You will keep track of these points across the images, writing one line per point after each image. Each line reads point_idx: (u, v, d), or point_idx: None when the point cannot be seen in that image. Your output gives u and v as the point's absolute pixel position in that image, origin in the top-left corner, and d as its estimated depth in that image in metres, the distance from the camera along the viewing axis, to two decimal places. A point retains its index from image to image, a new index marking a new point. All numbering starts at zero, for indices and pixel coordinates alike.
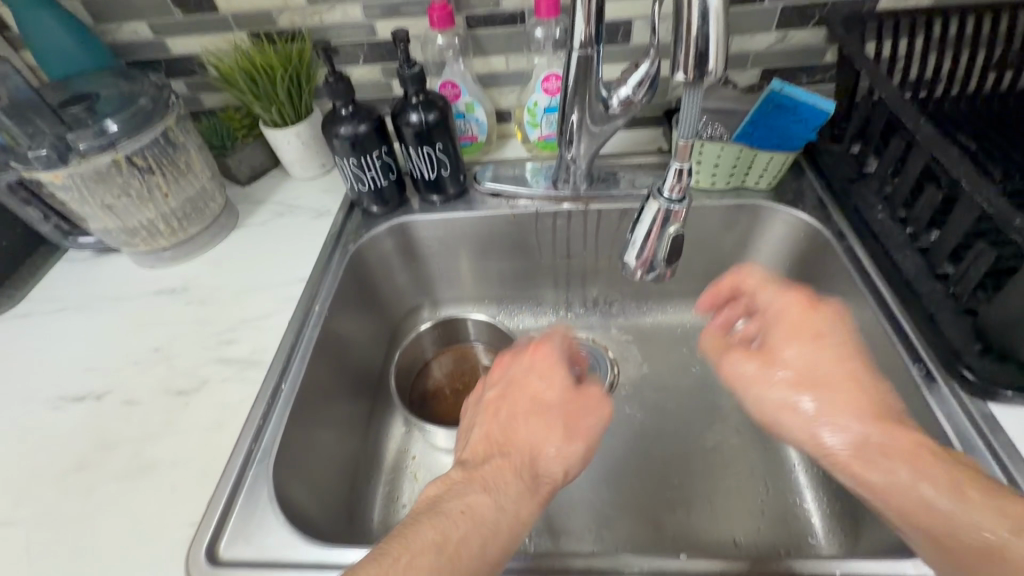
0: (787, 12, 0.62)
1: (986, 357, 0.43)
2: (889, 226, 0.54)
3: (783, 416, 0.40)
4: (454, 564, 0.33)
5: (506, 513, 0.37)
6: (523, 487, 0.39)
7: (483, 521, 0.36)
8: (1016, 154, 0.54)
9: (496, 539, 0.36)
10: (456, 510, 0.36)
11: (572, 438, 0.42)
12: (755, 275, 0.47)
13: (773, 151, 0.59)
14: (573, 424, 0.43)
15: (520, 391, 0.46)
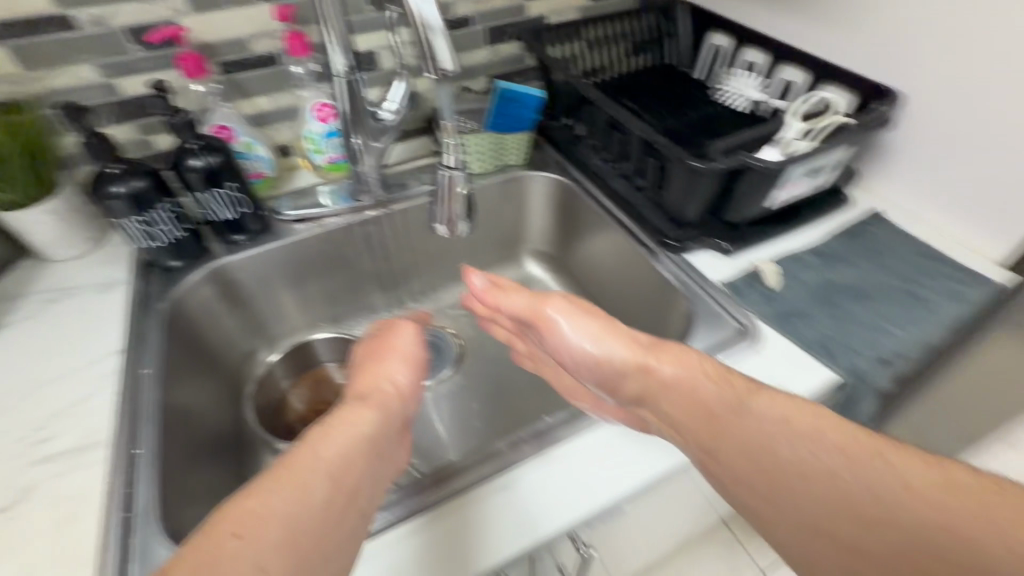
0: (490, 32, 0.81)
1: (676, 228, 0.67)
2: (602, 165, 0.76)
3: (590, 362, 0.48)
4: (299, 467, 0.37)
5: (359, 438, 0.42)
6: (372, 413, 0.44)
7: (339, 445, 0.40)
8: (654, 104, 0.82)
9: (353, 459, 0.40)
10: (314, 442, 0.39)
11: (410, 375, 0.50)
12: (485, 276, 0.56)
13: (515, 132, 0.77)
14: (410, 364, 0.51)
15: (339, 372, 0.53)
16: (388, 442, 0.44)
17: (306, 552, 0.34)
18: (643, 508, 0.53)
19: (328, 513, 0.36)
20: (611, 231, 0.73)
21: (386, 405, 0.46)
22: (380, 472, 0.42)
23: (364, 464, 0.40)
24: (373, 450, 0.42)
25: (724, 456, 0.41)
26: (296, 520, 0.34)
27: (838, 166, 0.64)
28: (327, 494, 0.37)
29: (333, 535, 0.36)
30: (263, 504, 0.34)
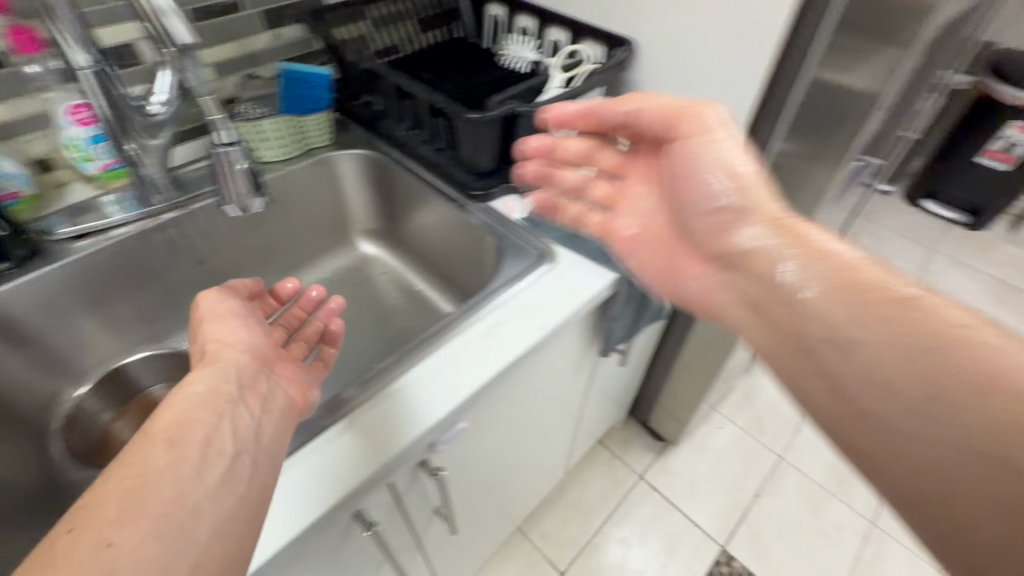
0: (266, 16, 0.80)
1: (478, 180, 0.74)
2: (405, 135, 0.80)
3: (694, 195, 0.51)
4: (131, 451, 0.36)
5: (199, 399, 0.40)
6: (210, 371, 0.43)
7: (176, 412, 0.39)
8: (447, 73, 0.88)
9: (196, 417, 0.39)
10: (150, 420, 0.38)
11: (247, 330, 0.49)
12: (564, 108, 0.58)
13: (313, 113, 0.77)
14: (245, 322, 0.50)
15: None
16: (241, 385, 0.44)
17: (168, 510, 0.33)
18: (489, 406, 0.60)
19: (183, 472, 0.35)
20: (426, 195, 0.78)
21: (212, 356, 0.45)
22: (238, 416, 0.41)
23: (210, 418, 0.40)
24: (220, 402, 0.41)
25: (865, 348, 0.39)
26: (144, 489, 0.34)
27: None
28: (170, 456, 0.36)
29: (195, 488, 0.35)
30: (101, 494, 0.33)
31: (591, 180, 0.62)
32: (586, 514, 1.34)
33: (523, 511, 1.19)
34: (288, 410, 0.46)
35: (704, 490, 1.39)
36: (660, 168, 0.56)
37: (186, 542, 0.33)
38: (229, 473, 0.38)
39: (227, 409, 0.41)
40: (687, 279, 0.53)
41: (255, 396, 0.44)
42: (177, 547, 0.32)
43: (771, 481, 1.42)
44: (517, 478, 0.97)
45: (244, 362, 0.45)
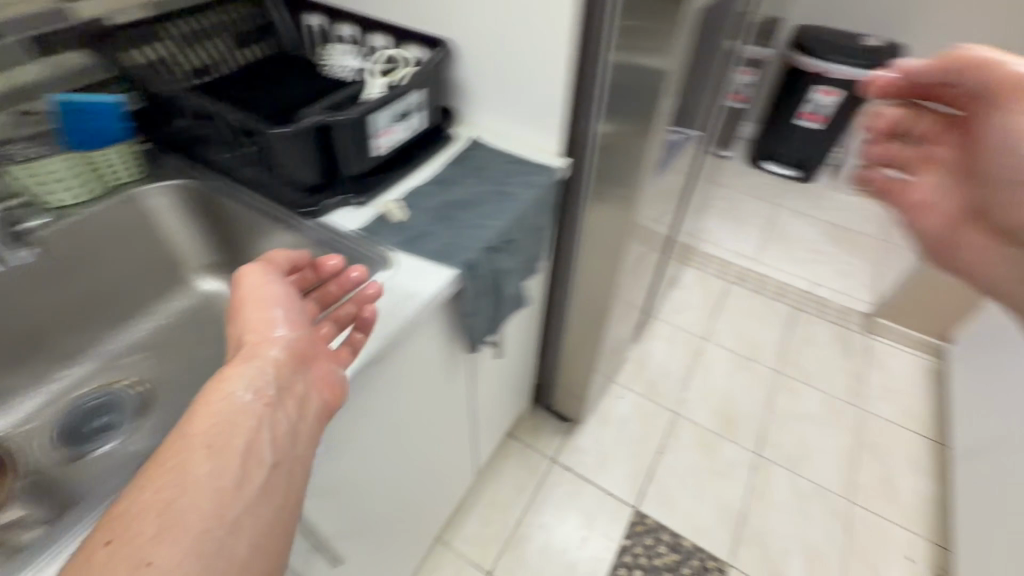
0: (32, 45, 0.73)
1: (305, 195, 0.71)
2: (223, 158, 0.75)
3: (996, 131, 0.64)
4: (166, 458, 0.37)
5: (239, 403, 0.41)
6: (256, 364, 0.43)
7: (213, 419, 0.40)
8: (272, 88, 0.84)
9: (237, 425, 0.40)
10: (189, 423, 0.39)
11: (289, 316, 0.47)
12: (886, 76, 0.74)
13: (104, 147, 0.70)
14: (291, 303, 0.49)
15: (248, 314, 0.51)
16: (280, 387, 0.43)
17: (206, 523, 0.36)
18: (338, 423, 0.58)
19: (223, 481, 0.38)
20: (256, 217, 0.74)
21: (255, 353, 0.44)
22: (274, 421, 0.42)
23: (261, 422, 0.41)
24: (264, 405, 0.42)
25: (1011, 208, 0.63)
26: (183, 504, 0.35)
27: (422, 108, 0.77)
28: (209, 466, 0.38)
29: (235, 499, 0.37)
30: (135, 503, 0.35)
31: (906, 149, 0.77)
32: (507, 507, 1.36)
33: (440, 520, 1.18)
34: (323, 411, 0.47)
35: (613, 459, 1.47)
36: (969, 140, 0.68)
37: (226, 560, 0.36)
38: (264, 481, 0.40)
39: (280, 412, 0.43)
40: (924, 217, 0.74)
41: (296, 394, 0.45)
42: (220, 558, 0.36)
43: (671, 436, 1.54)
44: (419, 491, 0.96)
45: (286, 359, 0.44)
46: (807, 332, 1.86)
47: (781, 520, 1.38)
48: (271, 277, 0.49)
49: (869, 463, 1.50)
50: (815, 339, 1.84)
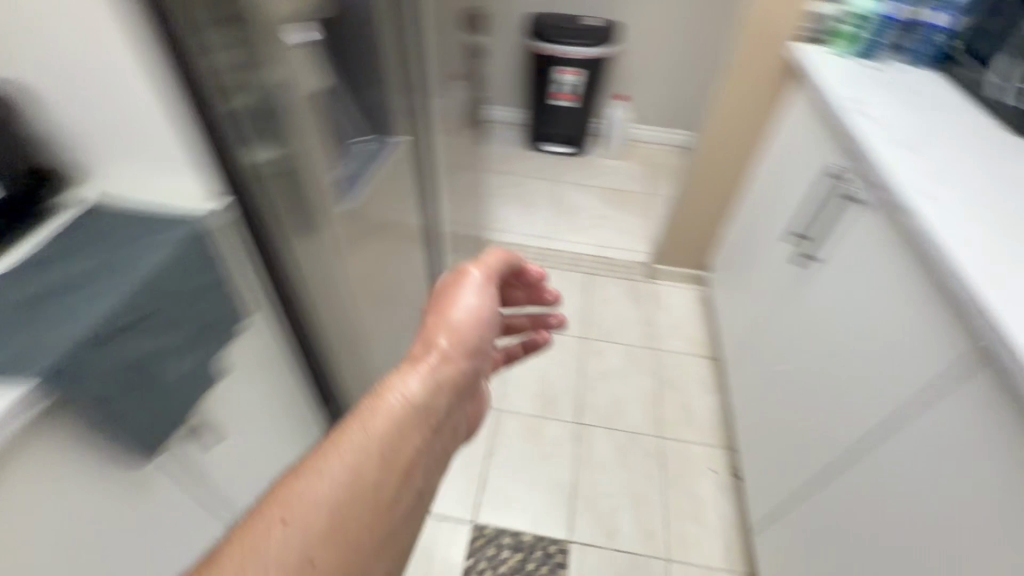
0: None
1: None
2: None
3: None
4: (352, 465, 0.51)
5: (410, 412, 0.56)
6: (422, 375, 0.58)
7: (373, 430, 0.53)
8: None
9: (391, 438, 0.54)
10: (365, 410, 0.55)
11: (469, 323, 0.64)
12: None
13: None
14: (482, 325, 0.65)
15: (434, 307, 0.65)
16: (443, 413, 0.59)
17: (335, 527, 0.48)
18: None
19: (373, 483, 0.51)
20: None
21: (444, 381, 0.59)
22: (447, 421, 0.60)
23: (459, 370, 0.61)
24: (416, 424, 0.56)
25: None
26: (333, 504, 0.49)
27: None
28: (376, 473, 0.52)
29: (386, 513, 0.52)
30: (306, 502, 0.48)
31: None
32: None
33: None
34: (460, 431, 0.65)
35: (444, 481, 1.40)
36: None
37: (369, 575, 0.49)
38: (402, 493, 0.53)
39: (461, 371, 0.61)
40: None
41: (455, 388, 0.61)
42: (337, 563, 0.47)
43: (495, 436, 1.53)
44: None
45: (445, 379, 0.59)
46: (603, 293, 2.01)
47: (607, 482, 1.44)
48: (471, 291, 0.66)
49: (670, 398, 1.66)
50: (611, 299, 1.99)
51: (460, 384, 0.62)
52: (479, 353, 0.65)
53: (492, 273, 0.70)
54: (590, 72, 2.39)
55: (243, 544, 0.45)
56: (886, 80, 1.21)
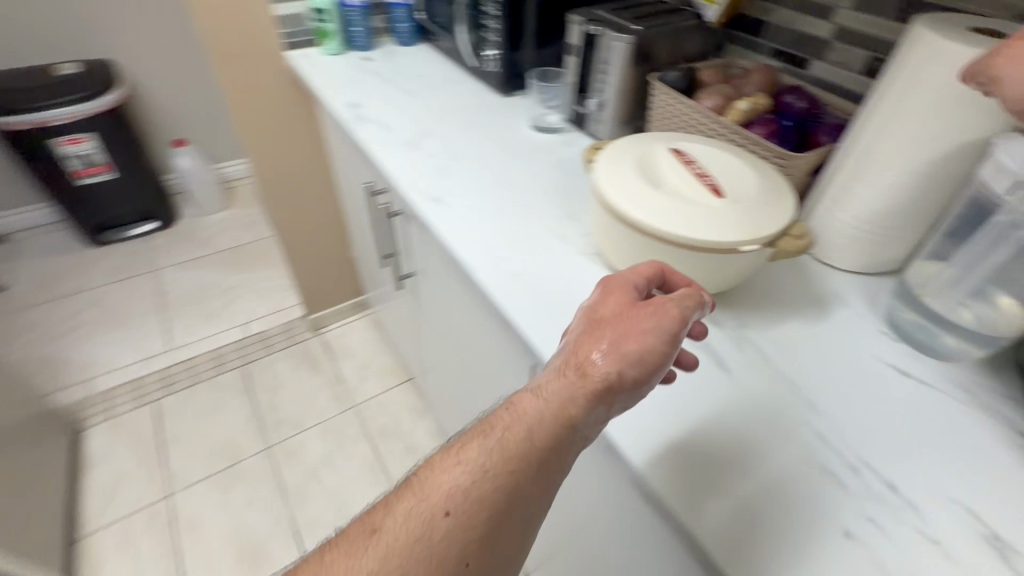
0: None
1: None
2: None
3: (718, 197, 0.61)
4: (479, 480, 0.47)
5: (517, 456, 0.48)
6: (544, 411, 0.48)
7: (490, 468, 0.47)
8: None
9: (465, 524, 0.46)
10: (502, 427, 0.49)
11: (610, 360, 0.48)
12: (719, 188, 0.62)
13: None
14: (622, 346, 0.48)
15: (612, 304, 0.52)
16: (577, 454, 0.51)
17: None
18: None
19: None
20: None
21: (585, 412, 0.48)
22: (540, 505, 0.49)
23: (558, 452, 0.49)
24: (491, 508, 0.46)
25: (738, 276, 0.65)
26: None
27: None
28: (484, 490, 0.46)
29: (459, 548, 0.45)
30: (428, 496, 0.47)
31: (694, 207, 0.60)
32: None
33: None
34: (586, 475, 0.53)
35: None
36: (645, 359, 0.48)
37: None
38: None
39: (574, 430, 0.48)
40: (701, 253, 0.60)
41: (555, 468, 0.49)
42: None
43: None
44: None
45: (558, 432, 0.48)
46: (269, 378, 1.66)
47: None
48: (628, 292, 0.53)
49: (391, 450, 1.50)
50: (281, 379, 1.66)
51: (549, 480, 0.49)
52: (591, 421, 0.49)
53: (641, 292, 0.54)
54: (101, 131, 1.81)
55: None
56: (380, 73, 1.16)
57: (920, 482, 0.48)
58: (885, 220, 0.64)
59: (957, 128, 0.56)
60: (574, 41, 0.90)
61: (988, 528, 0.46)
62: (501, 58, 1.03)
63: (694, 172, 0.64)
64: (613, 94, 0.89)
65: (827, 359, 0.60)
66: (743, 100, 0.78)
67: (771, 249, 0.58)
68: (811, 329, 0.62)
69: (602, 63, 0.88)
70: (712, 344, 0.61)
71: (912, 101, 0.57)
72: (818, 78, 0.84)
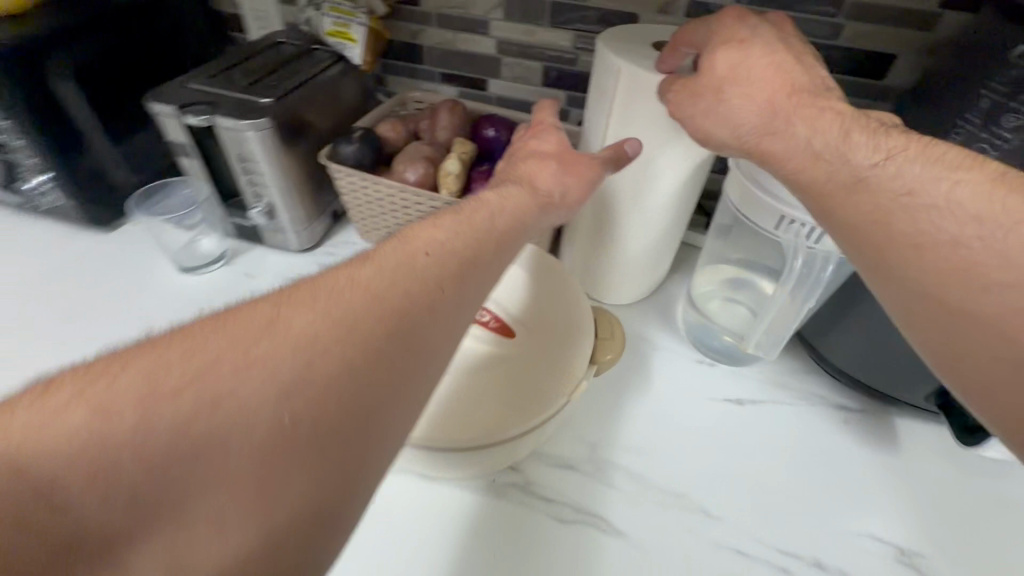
0: None
1: None
2: None
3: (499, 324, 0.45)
4: (432, 271, 0.32)
5: (483, 230, 0.37)
6: (502, 205, 0.41)
7: (466, 228, 0.37)
8: None
9: (446, 270, 0.33)
10: (472, 210, 0.39)
11: (557, 176, 0.46)
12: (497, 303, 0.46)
13: None
14: (564, 170, 0.47)
15: (549, 138, 0.51)
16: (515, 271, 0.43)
17: (291, 390, 0.26)
18: None
19: (379, 337, 0.29)
20: None
21: (524, 234, 0.42)
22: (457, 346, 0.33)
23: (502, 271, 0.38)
24: (461, 265, 0.34)
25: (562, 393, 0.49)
26: (322, 351, 0.27)
27: None
28: (423, 286, 0.32)
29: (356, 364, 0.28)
30: (360, 282, 0.30)
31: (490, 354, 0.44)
32: None
33: None
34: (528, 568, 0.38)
35: None
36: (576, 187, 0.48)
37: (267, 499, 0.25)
38: (392, 407, 0.29)
39: (521, 233, 0.41)
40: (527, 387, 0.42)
41: (523, 234, 0.42)
42: (262, 485, 0.25)
43: None
44: None
45: (524, 198, 0.43)
46: None
47: None
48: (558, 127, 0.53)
49: None
50: None
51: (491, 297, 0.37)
52: (544, 200, 0.45)
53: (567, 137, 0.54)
54: None
55: (261, 327, 0.27)
56: None
57: (828, 539, 0.46)
58: (647, 254, 0.59)
59: (680, 159, 0.50)
60: (180, 137, 0.58)
61: (892, 546, 0.46)
62: (59, 185, 0.63)
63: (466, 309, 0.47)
64: (282, 194, 0.62)
65: (687, 437, 0.52)
66: (448, 158, 0.62)
67: (593, 367, 0.46)
68: (654, 411, 0.54)
69: (239, 161, 0.59)
70: (580, 503, 0.47)
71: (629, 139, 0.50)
72: (502, 96, 0.74)
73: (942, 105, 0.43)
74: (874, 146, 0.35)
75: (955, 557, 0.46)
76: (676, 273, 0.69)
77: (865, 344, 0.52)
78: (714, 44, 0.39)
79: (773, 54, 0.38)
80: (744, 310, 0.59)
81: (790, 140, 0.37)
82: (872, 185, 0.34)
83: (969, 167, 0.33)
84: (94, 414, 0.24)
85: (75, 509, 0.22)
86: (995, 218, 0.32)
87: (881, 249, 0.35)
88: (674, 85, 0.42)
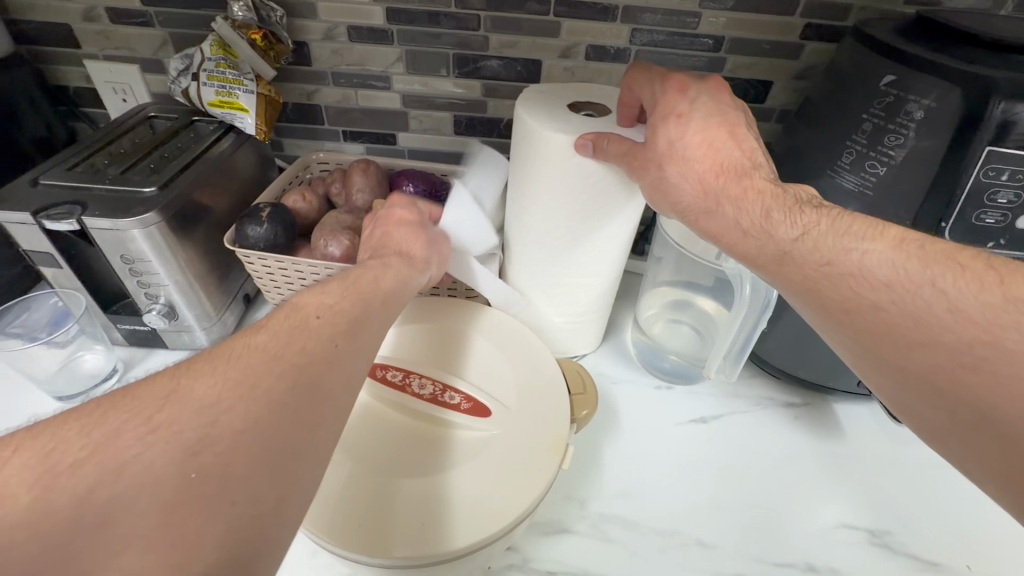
0: None
1: None
2: None
3: (475, 411, 0.45)
4: (331, 324, 0.33)
5: (368, 289, 0.38)
6: (384, 269, 0.41)
7: (352, 289, 0.37)
8: None
9: (340, 325, 0.33)
10: (353, 274, 0.39)
11: (422, 243, 0.47)
12: (467, 387, 0.46)
13: None
14: (424, 236, 0.48)
15: (400, 205, 0.51)
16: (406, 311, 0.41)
17: (216, 422, 0.26)
18: None
19: (302, 368, 0.29)
20: None
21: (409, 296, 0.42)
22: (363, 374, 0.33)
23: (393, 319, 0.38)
24: (354, 311, 0.35)
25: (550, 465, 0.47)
26: (241, 393, 0.27)
27: None
28: (319, 332, 0.32)
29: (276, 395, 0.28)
30: (249, 344, 0.30)
31: (469, 439, 0.43)
32: None
33: None
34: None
35: None
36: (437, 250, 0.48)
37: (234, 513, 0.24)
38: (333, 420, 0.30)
39: (404, 291, 0.41)
40: (518, 463, 0.41)
41: (410, 290, 0.42)
42: (219, 500, 0.24)
43: None
44: None
45: (406, 266, 0.43)
46: None
47: None
48: (409, 195, 0.53)
49: None
50: None
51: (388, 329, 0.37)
52: (421, 267, 0.45)
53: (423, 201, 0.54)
54: None
55: (162, 397, 0.26)
56: None
57: (814, 542, 0.48)
58: (595, 302, 0.58)
59: (606, 209, 0.49)
60: (42, 247, 0.49)
61: (863, 529, 0.49)
62: None
63: (436, 395, 0.46)
64: (184, 291, 0.54)
65: (668, 470, 0.53)
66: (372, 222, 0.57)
67: (574, 426, 0.46)
68: (642, 454, 0.54)
69: (124, 263, 0.51)
70: (583, 567, 0.45)
71: (557, 197, 0.49)
72: (415, 149, 0.72)
73: (832, 132, 0.48)
74: (792, 222, 0.37)
75: (917, 533, 0.49)
76: (619, 302, 0.71)
77: (797, 348, 0.56)
78: (655, 119, 0.43)
79: (706, 130, 0.41)
80: (689, 329, 0.61)
81: (721, 220, 0.40)
82: (796, 258, 0.37)
83: (872, 238, 0.36)
84: (108, 437, 0.24)
85: (67, 538, 0.22)
86: (901, 282, 0.34)
87: (818, 300, 0.36)
88: (621, 155, 0.44)
